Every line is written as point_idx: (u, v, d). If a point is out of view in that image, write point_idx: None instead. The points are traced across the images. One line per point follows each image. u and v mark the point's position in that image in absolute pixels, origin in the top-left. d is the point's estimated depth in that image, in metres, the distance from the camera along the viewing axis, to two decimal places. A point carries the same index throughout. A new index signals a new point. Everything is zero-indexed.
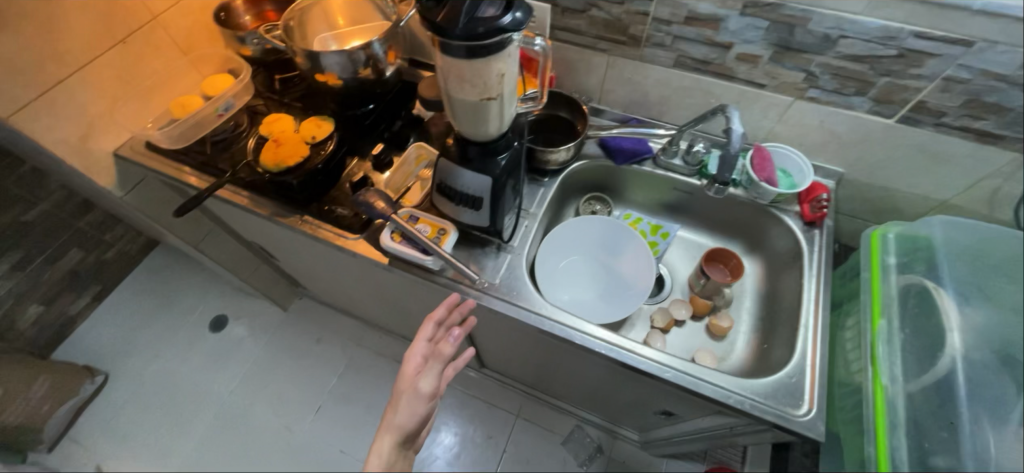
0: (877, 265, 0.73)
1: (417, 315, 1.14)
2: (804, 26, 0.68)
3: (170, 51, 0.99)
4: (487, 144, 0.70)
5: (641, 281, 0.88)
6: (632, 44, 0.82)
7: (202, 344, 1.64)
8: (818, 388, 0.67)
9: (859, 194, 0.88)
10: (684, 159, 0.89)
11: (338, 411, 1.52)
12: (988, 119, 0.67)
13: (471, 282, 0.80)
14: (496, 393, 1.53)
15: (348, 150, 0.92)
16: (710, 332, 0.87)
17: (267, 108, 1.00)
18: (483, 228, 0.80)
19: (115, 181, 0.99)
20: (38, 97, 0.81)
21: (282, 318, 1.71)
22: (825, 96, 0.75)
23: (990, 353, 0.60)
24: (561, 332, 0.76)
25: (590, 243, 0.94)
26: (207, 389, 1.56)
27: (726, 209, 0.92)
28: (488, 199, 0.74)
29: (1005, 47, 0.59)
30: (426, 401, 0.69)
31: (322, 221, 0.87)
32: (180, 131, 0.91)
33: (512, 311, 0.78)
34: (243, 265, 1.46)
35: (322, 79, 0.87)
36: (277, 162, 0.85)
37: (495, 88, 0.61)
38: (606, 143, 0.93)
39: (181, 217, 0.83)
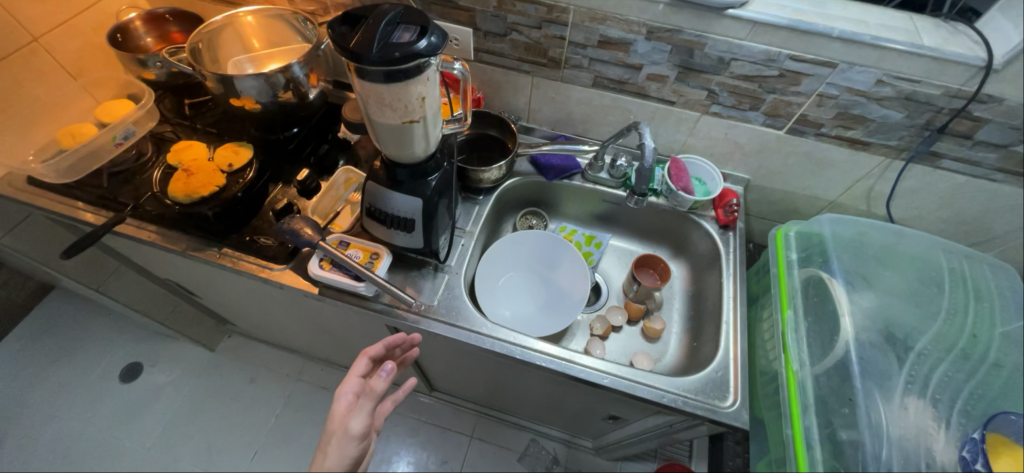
0: (783, 261, 0.79)
1: (357, 343, 1.10)
2: (701, 50, 0.75)
3: (57, 76, 0.90)
4: (415, 166, 0.70)
5: (579, 289, 0.90)
6: (553, 66, 0.86)
7: (110, 401, 1.44)
8: (740, 379, 0.72)
9: (765, 198, 0.97)
10: (610, 172, 0.94)
11: (277, 455, 1.41)
12: (857, 129, 0.77)
13: (408, 306, 0.78)
14: (449, 416, 1.49)
15: (270, 176, 0.88)
16: (646, 335, 0.91)
17: (176, 134, 0.94)
18: (418, 249, 0.79)
19: None
20: None
21: (209, 359, 1.58)
22: (725, 112, 0.83)
23: (876, 334, 0.69)
24: (502, 349, 0.76)
25: (528, 257, 0.95)
26: (118, 449, 1.39)
27: (652, 217, 0.98)
28: (420, 221, 0.74)
29: (861, 68, 0.69)
30: (356, 442, 0.64)
31: (243, 252, 0.81)
32: (70, 163, 0.81)
33: (453, 332, 0.77)
34: (157, 305, 1.33)
35: (238, 104, 0.83)
36: (187, 193, 0.79)
37: (417, 110, 0.62)
38: (537, 160, 0.96)
39: (69, 259, 0.73)
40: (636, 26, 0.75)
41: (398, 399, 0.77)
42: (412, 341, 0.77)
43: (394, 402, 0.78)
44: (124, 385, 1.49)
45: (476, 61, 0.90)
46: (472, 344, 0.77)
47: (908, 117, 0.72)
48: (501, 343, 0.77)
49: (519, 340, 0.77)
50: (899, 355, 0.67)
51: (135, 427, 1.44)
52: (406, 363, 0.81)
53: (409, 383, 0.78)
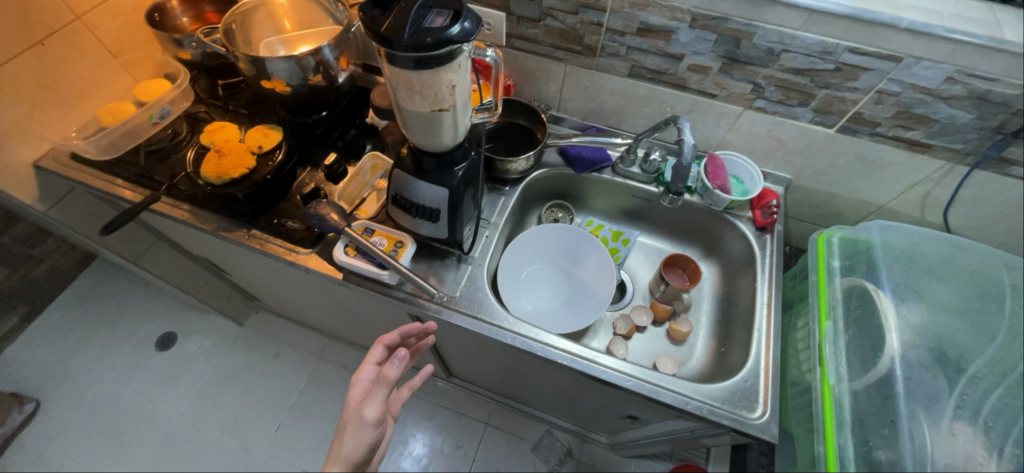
0: (824, 268, 0.76)
1: (378, 327, 1.11)
2: (749, 40, 0.70)
3: (98, 54, 0.92)
4: (442, 155, 0.69)
5: (603, 288, 0.88)
6: (588, 54, 0.82)
7: (149, 364, 1.55)
8: (770, 390, 0.69)
9: (807, 199, 0.91)
10: (642, 167, 0.90)
11: (299, 428, 1.46)
12: (917, 129, 0.71)
13: (431, 297, 0.77)
14: (466, 402, 1.50)
15: (299, 159, 0.88)
16: (671, 337, 0.88)
17: (210, 115, 0.95)
18: (442, 239, 0.78)
19: (36, 194, 0.91)
20: None
21: (238, 333, 1.63)
22: (771, 107, 0.78)
23: (924, 352, 0.64)
24: (523, 344, 0.75)
25: (551, 251, 0.93)
26: (154, 413, 1.47)
27: (683, 215, 0.94)
28: (445, 212, 0.73)
29: (929, 63, 0.63)
30: (371, 429, 0.65)
31: (270, 235, 0.82)
32: (109, 141, 0.84)
33: (476, 325, 0.76)
34: (191, 280, 1.37)
35: (269, 86, 0.83)
36: (220, 174, 0.80)
37: (446, 99, 0.60)
38: (566, 151, 0.93)
39: (108, 235, 0.74)
40: (679, 13, 0.70)
41: (415, 385, 0.78)
42: (427, 331, 0.77)
43: (411, 389, 0.79)
44: (160, 353, 1.58)
45: (508, 47, 0.88)
46: (490, 336, 0.76)
47: (978, 118, 0.66)
48: (523, 338, 0.75)
49: (541, 337, 0.76)
50: (949, 377, 0.62)
51: (167, 393, 1.51)
52: (421, 351, 0.82)
53: (427, 370, 0.78)
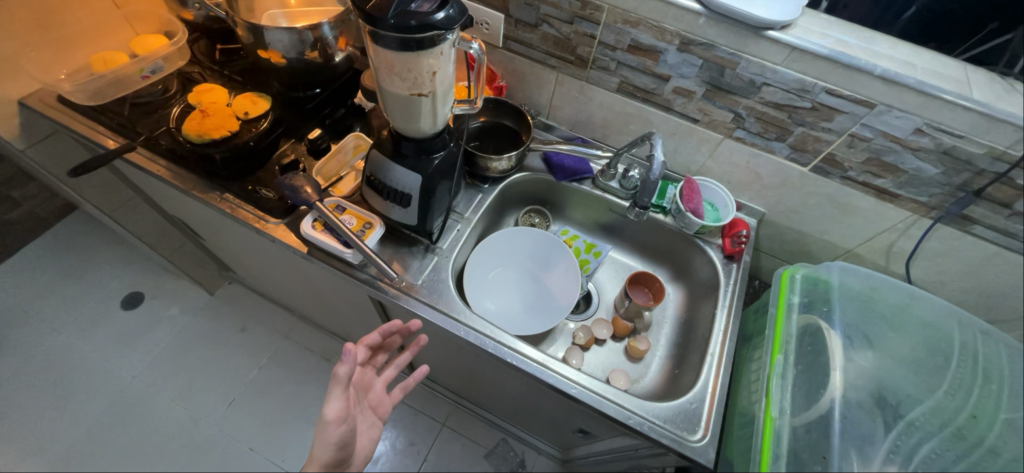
0: (783, 303, 0.76)
1: (344, 310, 1.11)
2: (733, 70, 0.71)
3: (100, 3, 0.91)
4: (422, 141, 0.70)
5: (566, 295, 0.88)
6: (579, 65, 0.84)
7: (111, 322, 1.54)
8: (714, 415, 0.69)
9: (779, 235, 0.92)
10: (621, 182, 0.91)
11: (253, 405, 1.44)
12: (886, 178, 0.73)
13: (392, 283, 0.77)
14: (426, 400, 1.49)
15: (284, 130, 0.89)
16: (628, 353, 0.87)
17: (203, 77, 0.95)
18: (412, 226, 0.79)
19: (17, 131, 0.91)
20: None
21: (206, 301, 1.62)
22: (750, 138, 0.80)
23: (866, 394, 0.65)
24: (478, 341, 0.75)
25: (522, 255, 0.94)
26: (108, 372, 1.45)
27: (655, 235, 0.95)
28: (417, 198, 0.73)
29: (899, 113, 0.65)
30: (335, 427, 0.68)
31: (243, 201, 0.82)
32: (96, 88, 0.84)
33: (432, 315, 0.76)
34: (166, 241, 1.36)
35: (264, 56, 0.87)
36: (199, 133, 0.79)
37: (426, 85, 0.61)
38: (549, 158, 0.94)
39: (75, 178, 0.74)
40: (669, 35, 0.72)
41: (409, 386, 0.83)
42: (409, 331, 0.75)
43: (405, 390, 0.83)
44: (125, 311, 1.57)
45: (504, 48, 0.89)
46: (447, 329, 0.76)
47: (943, 174, 0.68)
48: (477, 334, 0.75)
49: (496, 336, 0.75)
50: (886, 420, 0.63)
51: (125, 353, 1.50)
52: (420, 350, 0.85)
53: (420, 370, 0.82)
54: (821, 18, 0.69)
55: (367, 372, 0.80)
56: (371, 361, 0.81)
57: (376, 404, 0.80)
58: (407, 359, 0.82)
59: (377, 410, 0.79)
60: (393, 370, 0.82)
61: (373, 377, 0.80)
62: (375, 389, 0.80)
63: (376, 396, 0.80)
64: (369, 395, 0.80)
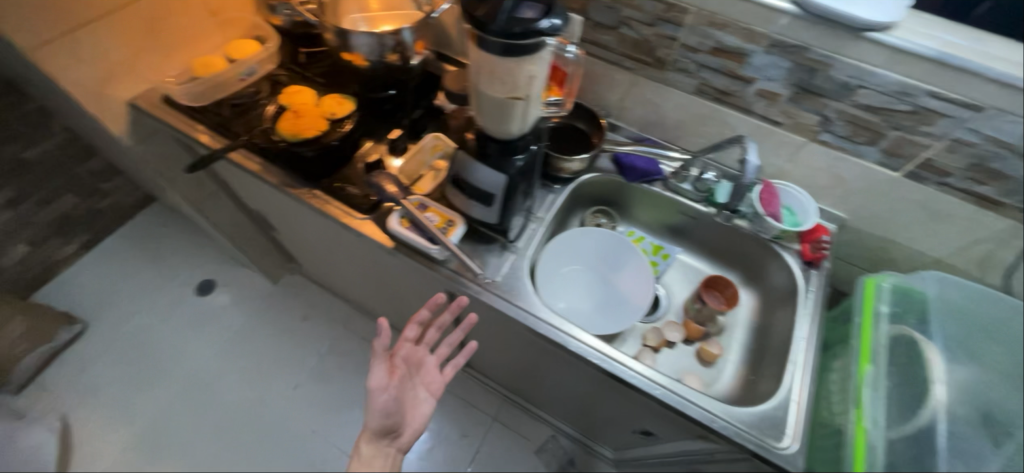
0: (870, 312, 0.73)
1: (410, 304, 1.15)
2: (826, 72, 0.70)
3: (197, 10, 0.98)
4: (506, 142, 0.72)
5: (637, 297, 0.89)
6: (657, 67, 0.84)
7: (187, 306, 1.66)
8: (801, 423, 0.68)
9: (859, 242, 0.89)
10: (694, 185, 0.91)
11: (315, 390, 1.52)
12: (989, 185, 0.70)
13: (476, 280, 0.81)
14: (478, 394, 1.54)
15: (364, 131, 0.93)
16: (700, 357, 0.88)
17: (289, 79, 1.00)
18: (491, 225, 0.81)
19: (126, 129, 0.99)
20: (63, 36, 0.81)
21: (271, 290, 1.71)
22: (836, 142, 0.77)
23: (971, 410, 0.63)
24: (557, 338, 0.77)
25: (592, 255, 0.95)
26: (185, 352, 1.57)
27: (727, 239, 0.93)
28: (501, 197, 0.76)
29: (1012, 117, 0.62)
30: (379, 395, 0.79)
31: (332, 197, 0.86)
32: (200, 90, 0.93)
33: (512, 311, 0.79)
34: (240, 233, 1.44)
35: (348, 58, 0.92)
36: (294, 132, 0.86)
37: (523, 88, 0.63)
38: (620, 159, 0.95)
39: (191, 173, 0.83)
40: (758, 37, 0.71)
41: (459, 364, 0.86)
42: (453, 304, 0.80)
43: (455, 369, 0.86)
44: (199, 297, 1.68)
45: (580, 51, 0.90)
46: (526, 325, 0.79)
47: None
48: (556, 331, 0.77)
49: (575, 333, 0.77)
50: (994, 438, 0.62)
51: (200, 335, 1.61)
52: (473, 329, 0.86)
53: (468, 348, 0.86)
54: (925, 18, 0.66)
55: (419, 350, 0.85)
56: (425, 340, 0.86)
57: (429, 382, 0.83)
58: (456, 338, 0.84)
59: (430, 387, 0.82)
60: (445, 348, 0.85)
61: (425, 354, 0.85)
62: (426, 366, 0.83)
63: (429, 374, 0.83)
64: (422, 372, 0.84)
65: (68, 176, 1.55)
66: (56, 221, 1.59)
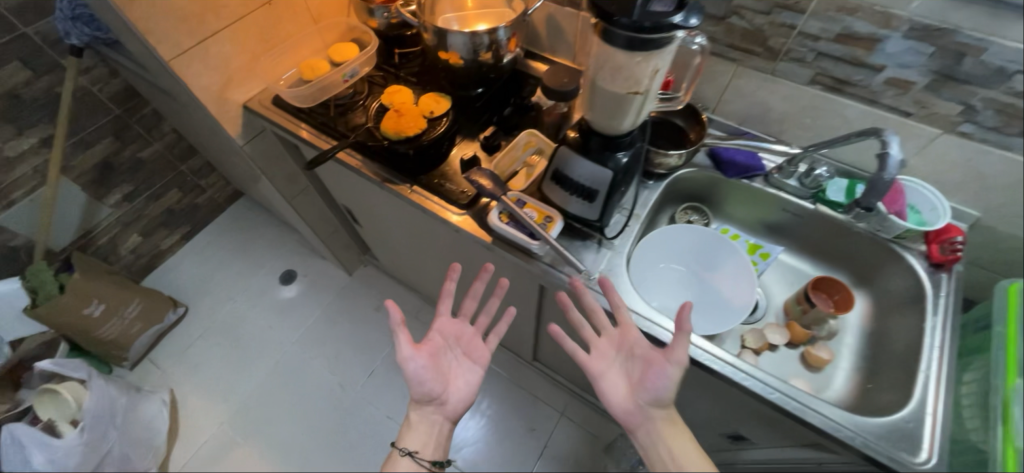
0: (1015, 315, 0.69)
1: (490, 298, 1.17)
2: (977, 56, 0.64)
3: (302, 17, 1.05)
4: (612, 138, 0.72)
5: (739, 298, 0.85)
6: (767, 57, 0.80)
7: (272, 294, 1.78)
8: (939, 436, 0.63)
9: (994, 243, 0.81)
10: (801, 181, 0.85)
11: (390, 378, 1.60)
12: None
13: (579, 276, 0.80)
14: (545, 389, 1.54)
15: (458, 128, 0.96)
16: (806, 361, 0.83)
17: (384, 80, 1.04)
18: (589, 221, 0.81)
19: (239, 129, 1.07)
20: (195, 45, 0.89)
21: (346, 281, 1.80)
22: (979, 133, 0.70)
23: None
24: (665, 338, 0.75)
25: (686, 252, 0.92)
26: (272, 336, 1.69)
27: (835, 238, 0.88)
28: (604, 193, 0.75)
29: None
30: (411, 364, 0.78)
31: (431, 193, 0.89)
32: (308, 92, 0.97)
33: (615, 309, 0.78)
34: (324, 226, 1.53)
35: (444, 57, 0.94)
36: (397, 131, 0.88)
37: (645, 83, 0.62)
38: (717, 153, 0.91)
39: (311, 168, 0.87)
40: (895, 21, 0.66)
41: (500, 332, 0.87)
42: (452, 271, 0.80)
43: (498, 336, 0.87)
44: (282, 286, 1.80)
45: None
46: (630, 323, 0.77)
47: None
48: (663, 330, 0.75)
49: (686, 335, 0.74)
50: None
51: (284, 322, 1.72)
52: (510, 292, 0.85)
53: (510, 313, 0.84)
54: None
55: (457, 322, 0.86)
56: (462, 312, 0.87)
57: (471, 351, 0.85)
58: (493, 304, 0.85)
59: (471, 356, 0.85)
60: (483, 318, 0.87)
61: (466, 326, 0.87)
62: (467, 336, 0.86)
63: (468, 342, 0.86)
64: (463, 342, 0.86)
65: (173, 172, 1.70)
66: (163, 213, 1.75)
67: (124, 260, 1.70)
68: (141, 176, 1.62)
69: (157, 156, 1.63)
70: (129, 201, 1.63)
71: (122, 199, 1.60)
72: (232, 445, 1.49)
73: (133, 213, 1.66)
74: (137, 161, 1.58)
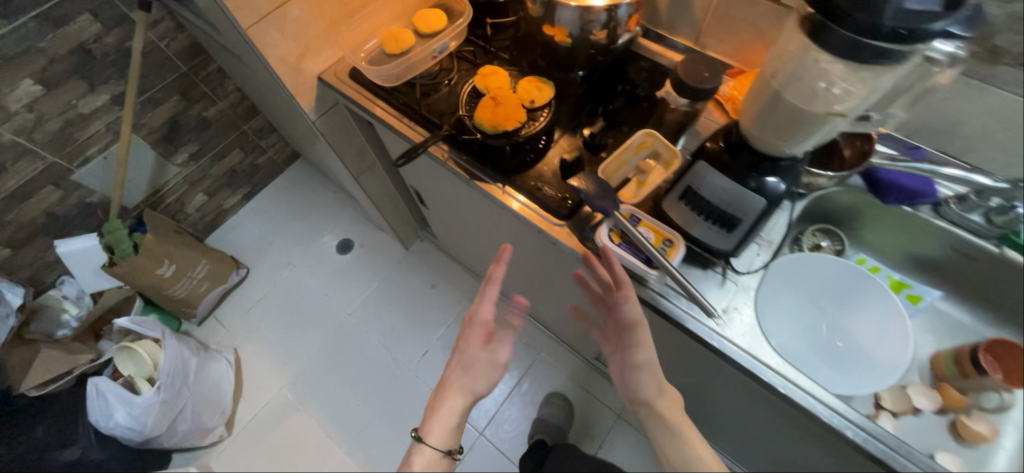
0: None
1: (566, 302, 1.08)
2: None
3: None
4: (765, 156, 0.61)
5: (884, 351, 0.72)
6: (983, 58, 0.63)
7: (330, 262, 1.77)
8: None
9: None
10: (988, 216, 0.70)
11: (444, 358, 1.57)
12: None
13: (703, 320, 0.69)
14: (602, 388, 1.47)
15: (560, 120, 0.83)
16: (955, 433, 0.71)
17: (474, 56, 0.91)
18: (717, 250, 0.68)
19: (313, 103, 0.99)
20: (275, 11, 0.80)
21: (402, 255, 1.77)
22: None
23: None
24: (807, 403, 0.64)
25: (814, 287, 0.78)
26: (330, 305, 1.69)
27: (1014, 287, 0.73)
28: (749, 221, 0.63)
29: None
30: (465, 362, 0.77)
31: (527, 197, 0.79)
32: (395, 70, 0.85)
33: (745, 360, 0.67)
34: (387, 202, 1.46)
35: (549, 33, 0.81)
36: (494, 123, 0.77)
37: (850, 101, 0.51)
38: (876, 175, 0.73)
39: (400, 168, 0.83)
40: None
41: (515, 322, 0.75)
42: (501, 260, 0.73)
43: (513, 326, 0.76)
44: (340, 254, 1.78)
45: None
46: (762, 380, 0.66)
47: None
48: (805, 394, 0.64)
49: (833, 404, 0.64)
50: None
51: (342, 290, 1.72)
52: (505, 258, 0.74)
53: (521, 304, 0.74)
54: None
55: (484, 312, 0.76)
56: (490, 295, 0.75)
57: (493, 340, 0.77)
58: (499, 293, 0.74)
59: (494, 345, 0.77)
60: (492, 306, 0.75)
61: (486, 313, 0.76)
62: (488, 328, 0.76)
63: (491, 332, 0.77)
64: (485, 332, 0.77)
65: (237, 132, 1.66)
66: (227, 173, 1.74)
67: (191, 218, 1.72)
68: (208, 135, 1.59)
69: (222, 115, 1.58)
70: (195, 160, 1.62)
71: (189, 157, 1.59)
72: (292, 409, 1.52)
73: (199, 173, 1.65)
74: (203, 120, 1.55)
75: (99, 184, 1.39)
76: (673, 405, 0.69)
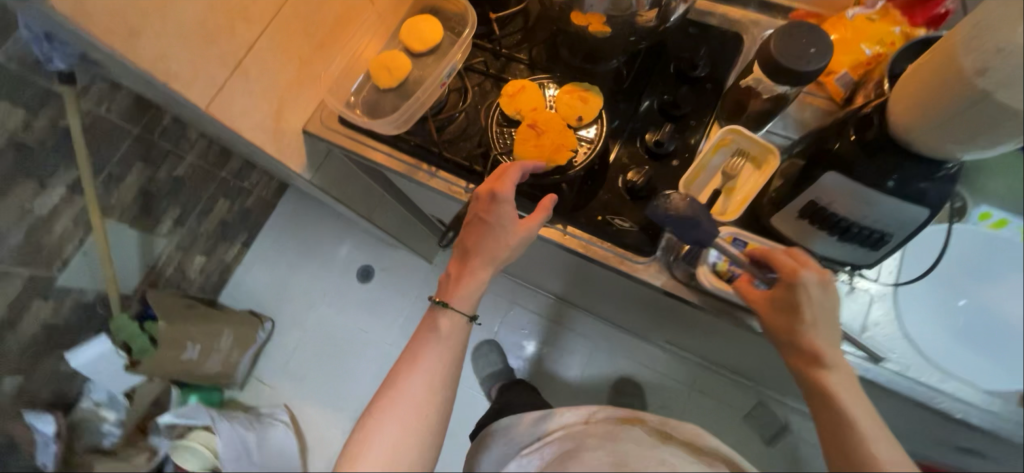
0: None
1: (639, 312, 0.97)
2: None
3: None
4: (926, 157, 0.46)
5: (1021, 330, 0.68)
6: None
7: (355, 294, 1.66)
8: None
9: None
10: None
11: None
12: None
13: (853, 348, 0.58)
14: (670, 365, 1.39)
15: (614, 129, 0.68)
16: None
17: (487, 66, 0.74)
18: (851, 262, 0.57)
19: (305, 162, 0.81)
20: (233, 73, 0.64)
21: (428, 271, 1.65)
22: None
23: None
24: (988, 424, 0.56)
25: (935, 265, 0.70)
26: (367, 339, 1.60)
27: None
28: (906, 234, 0.51)
29: None
30: (486, 234, 0.58)
31: (598, 237, 0.65)
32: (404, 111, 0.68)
33: (907, 387, 0.58)
34: (406, 230, 1.31)
35: (581, 23, 0.64)
36: (542, 159, 0.62)
37: None
38: None
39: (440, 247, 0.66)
40: None
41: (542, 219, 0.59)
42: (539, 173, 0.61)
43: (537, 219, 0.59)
44: (363, 284, 1.67)
45: None
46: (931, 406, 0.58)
47: None
48: (982, 415, 0.56)
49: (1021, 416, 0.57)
50: None
51: (376, 321, 1.62)
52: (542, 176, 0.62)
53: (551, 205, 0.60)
54: None
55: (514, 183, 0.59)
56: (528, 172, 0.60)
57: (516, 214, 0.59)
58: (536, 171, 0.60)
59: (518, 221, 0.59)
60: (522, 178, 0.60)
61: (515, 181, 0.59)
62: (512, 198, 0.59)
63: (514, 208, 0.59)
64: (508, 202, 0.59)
65: (215, 180, 1.46)
66: (218, 227, 1.57)
67: (196, 282, 1.57)
68: (186, 193, 1.41)
69: (194, 168, 1.39)
70: (180, 224, 1.45)
71: (174, 223, 1.43)
72: None
73: (190, 236, 1.49)
74: (175, 180, 1.36)
75: (88, 281, 1.24)
76: (844, 378, 0.49)
